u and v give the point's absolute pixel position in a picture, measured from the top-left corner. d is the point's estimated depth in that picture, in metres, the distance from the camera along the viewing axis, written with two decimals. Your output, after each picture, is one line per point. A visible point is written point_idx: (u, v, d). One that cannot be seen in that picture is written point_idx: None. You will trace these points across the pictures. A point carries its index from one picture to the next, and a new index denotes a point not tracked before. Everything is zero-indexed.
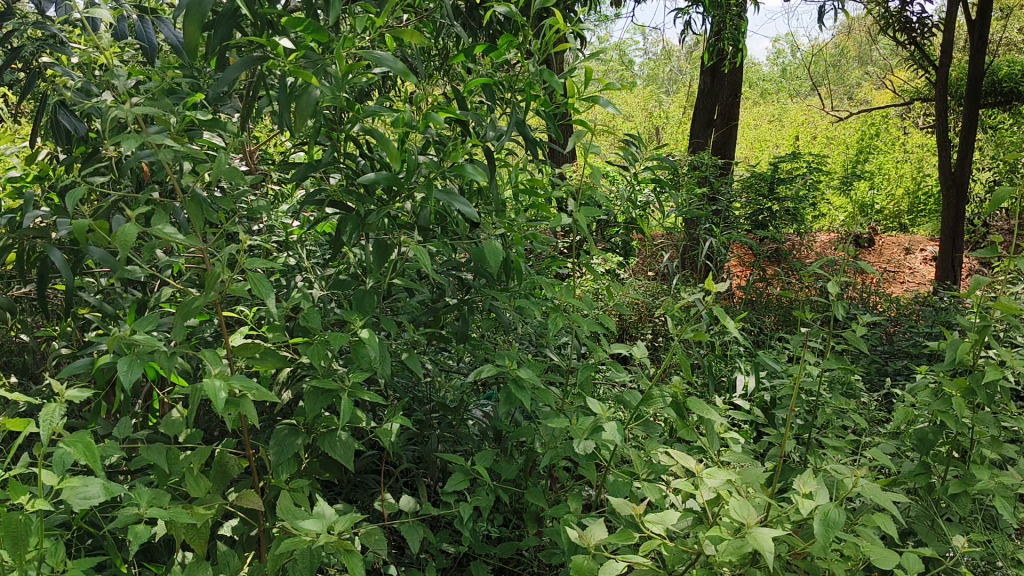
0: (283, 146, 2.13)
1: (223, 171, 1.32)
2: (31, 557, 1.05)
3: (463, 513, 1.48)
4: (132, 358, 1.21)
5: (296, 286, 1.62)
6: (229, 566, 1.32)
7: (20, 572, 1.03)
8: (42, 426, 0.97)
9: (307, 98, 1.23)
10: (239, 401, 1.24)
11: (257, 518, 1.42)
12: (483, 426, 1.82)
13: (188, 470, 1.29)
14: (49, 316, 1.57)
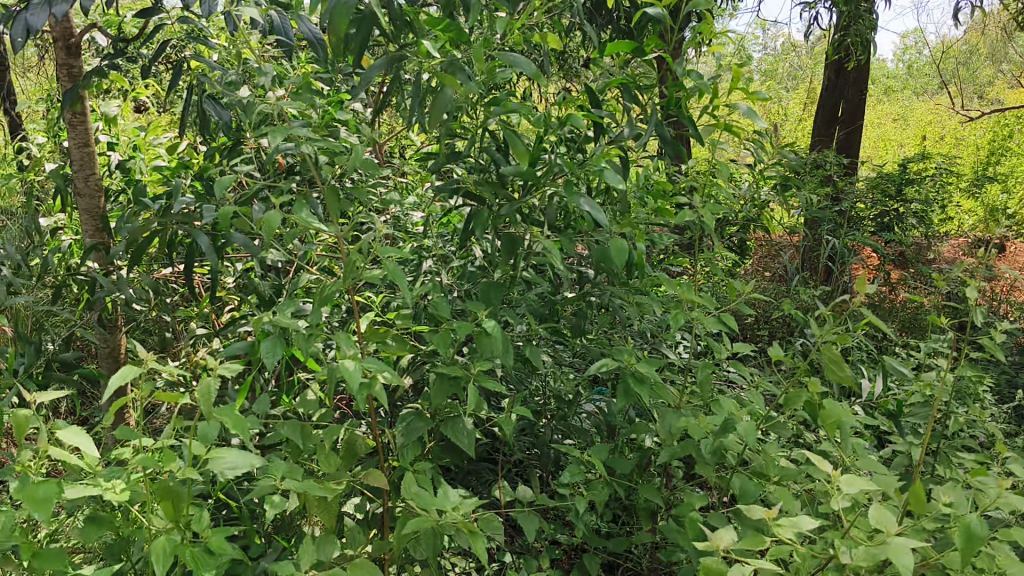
0: (410, 138, 2.17)
1: (359, 162, 1.36)
2: (178, 525, 1.11)
3: (579, 505, 1.49)
4: (275, 338, 1.27)
5: (422, 275, 1.66)
6: (354, 542, 1.37)
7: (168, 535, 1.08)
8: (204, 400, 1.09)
9: (440, 99, 1.27)
10: (368, 382, 1.28)
11: (381, 498, 1.46)
12: (597, 421, 1.82)
13: (319, 447, 1.34)
14: (191, 297, 1.64)
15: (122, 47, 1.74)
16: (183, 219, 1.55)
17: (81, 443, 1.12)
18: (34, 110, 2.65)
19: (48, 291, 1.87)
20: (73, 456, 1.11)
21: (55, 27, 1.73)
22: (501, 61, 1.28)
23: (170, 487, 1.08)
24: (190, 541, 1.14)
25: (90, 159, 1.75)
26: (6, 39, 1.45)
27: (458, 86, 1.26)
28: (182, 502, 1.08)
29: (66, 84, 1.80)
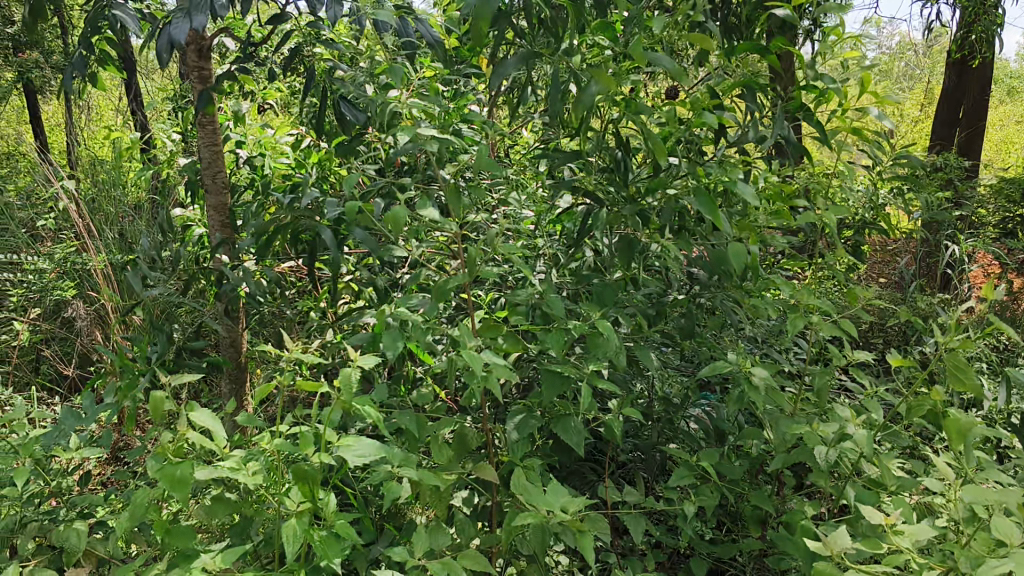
0: (522, 138, 2.19)
1: (480, 161, 1.38)
2: (303, 506, 1.16)
3: (688, 509, 1.47)
4: (395, 330, 1.30)
5: (535, 274, 1.67)
6: (465, 534, 1.39)
7: (295, 515, 1.13)
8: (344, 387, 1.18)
9: (590, 93, 1.24)
10: (484, 376, 1.31)
11: (491, 493, 1.48)
12: (706, 425, 1.80)
13: (433, 439, 1.37)
14: (312, 291, 1.70)
15: (252, 51, 1.82)
16: (306, 215, 1.60)
17: (212, 425, 1.19)
18: (164, 111, 2.79)
19: (177, 282, 1.96)
20: (208, 439, 1.17)
21: (189, 31, 1.82)
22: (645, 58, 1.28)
23: (309, 469, 1.14)
24: (313, 523, 1.18)
25: (219, 157, 1.84)
26: (152, 53, 1.52)
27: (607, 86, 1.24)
28: (321, 484, 1.14)
29: (197, 86, 1.89)
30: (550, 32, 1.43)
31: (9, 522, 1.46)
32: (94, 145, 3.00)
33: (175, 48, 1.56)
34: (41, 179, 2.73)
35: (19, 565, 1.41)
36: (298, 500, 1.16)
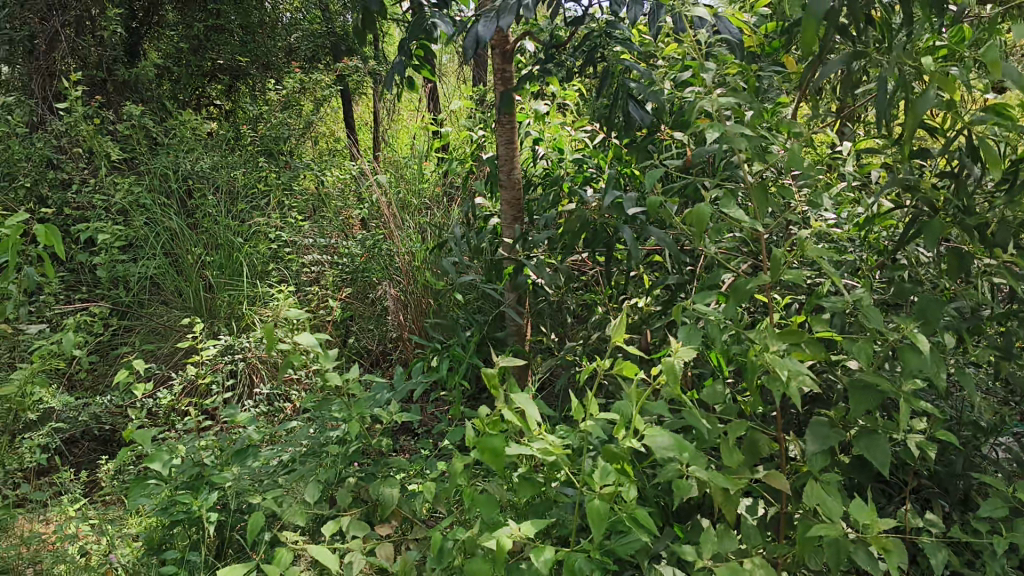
0: (827, 139, 2.10)
1: (793, 160, 1.37)
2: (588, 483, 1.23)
3: (999, 545, 1.36)
4: (694, 327, 1.34)
5: (840, 280, 1.61)
6: (752, 540, 1.38)
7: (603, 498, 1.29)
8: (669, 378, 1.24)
9: (927, 98, 1.24)
10: (785, 382, 1.27)
11: (781, 500, 1.45)
12: (1023, 456, 1.63)
13: (724, 441, 1.36)
14: (609, 281, 1.78)
15: (552, 53, 1.92)
16: (611, 211, 1.72)
17: (526, 408, 1.38)
18: (463, 111, 2.96)
19: (473, 273, 2.11)
20: (522, 418, 1.38)
21: (496, 36, 1.92)
22: (1004, 59, 1.20)
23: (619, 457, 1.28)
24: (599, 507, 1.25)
25: (515, 155, 1.95)
26: (461, 50, 1.63)
27: (942, 85, 1.21)
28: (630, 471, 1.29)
29: (500, 88, 1.98)
30: (889, 29, 1.39)
31: (332, 476, 1.66)
32: (399, 142, 3.24)
33: (480, 47, 1.67)
34: (357, 173, 3.00)
35: (340, 514, 1.62)
36: (603, 483, 1.32)
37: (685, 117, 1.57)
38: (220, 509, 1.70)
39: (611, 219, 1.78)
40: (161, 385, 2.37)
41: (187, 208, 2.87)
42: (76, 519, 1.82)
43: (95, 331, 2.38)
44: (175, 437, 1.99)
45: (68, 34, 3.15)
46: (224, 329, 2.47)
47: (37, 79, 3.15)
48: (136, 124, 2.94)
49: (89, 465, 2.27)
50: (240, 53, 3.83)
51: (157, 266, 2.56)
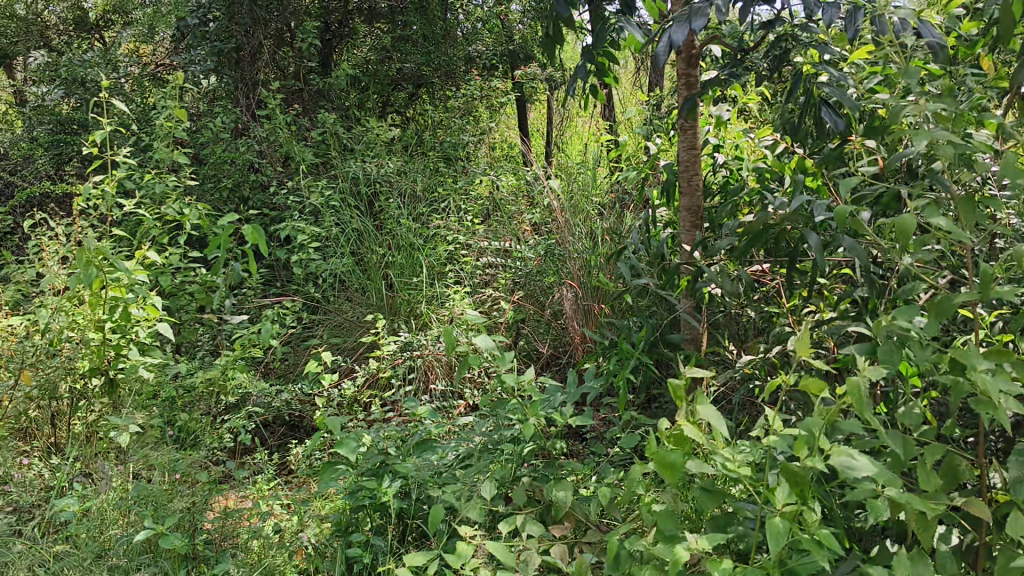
0: None
1: (1007, 168, 1.31)
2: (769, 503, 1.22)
3: None
4: (890, 344, 1.31)
5: None
6: (948, 569, 1.31)
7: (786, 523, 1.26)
8: (856, 399, 1.21)
9: None
10: (993, 405, 1.21)
11: (980, 530, 1.37)
12: None
13: (920, 463, 1.30)
14: (795, 290, 1.74)
15: (741, 57, 1.90)
16: (800, 219, 1.70)
17: (710, 418, 1.35)
18: (639, 118, 2.96)
19: (649, 279, 2.11)
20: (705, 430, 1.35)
21: (682, 41, 1.92)
22: None
23: (805, 478, 1.25)
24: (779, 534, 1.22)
25: (697, 160, 1.94)
26: (652, 57, 1.64)
27: None
28: (812, 492, 1.26)
29: (684, 93, 1.98)
30: None
31: (509, 473, 1.71)
32: (573, 150, 3.28)
33: (670, 53, 1.67)
34: (531, 178, 3.06)
35: (516, 512, 1.66)
36: (785, 501, 1.29)
37: (886, 123, 1.51)
38: (402, 497, 1.78)
39: (798, 226, 1.75)
40: (346, 376, 2.50)
41: (373, 210, 3.02)
42: (272, 496, 1.95)
43: (289, 323, 2.55)
44: (361, 427, 2.10)
45: (270, 47, 3.41)
46: (403, 327, 2.58)
47: (243, 88, 3.47)
48: (328, 130, 3.13)
49: (281, 448, 2.43)
50: (424, 62, 3.85)
51: (344, 264, 2.71)
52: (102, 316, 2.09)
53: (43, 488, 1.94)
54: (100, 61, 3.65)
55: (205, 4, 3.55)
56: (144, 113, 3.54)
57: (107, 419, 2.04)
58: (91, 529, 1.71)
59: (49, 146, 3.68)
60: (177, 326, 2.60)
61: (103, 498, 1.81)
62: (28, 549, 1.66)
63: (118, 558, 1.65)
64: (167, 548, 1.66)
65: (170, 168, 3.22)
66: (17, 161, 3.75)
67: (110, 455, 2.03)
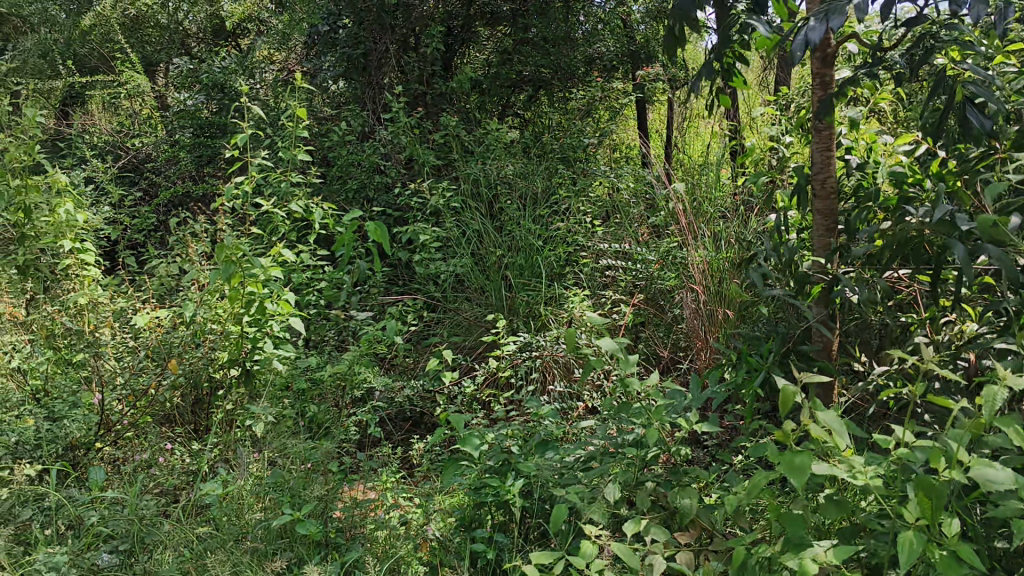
0: None
1: None
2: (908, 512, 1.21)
3: None
4: None
5: None
6: None
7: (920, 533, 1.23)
8: (990, 403, 1.26)
9: None
10: None
11: None
12: None
13: None
14: (935, 300, 1.68)
15: (880, 56, 1.83)
16: (943, 227, 1.63)
17: (835, 426, 1.37)
18: (765, 120, 2.90)
19: (776, 285, 2.06)
20: (829, 436, 1.36)
21: (818, 39, 1.86)
22: None
23: (935, 486, 1.24)
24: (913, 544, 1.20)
25: (831, 163, 1.88)
26: (787, 55, 1.60)
27: None
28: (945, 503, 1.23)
29: (818, 93, 1.92)
30: None
31: (632, 477, 1.70)
32: (695, 152, 3.24)
33: (807, 51, 1.62)
34: (652, 181, 3.04)
35: (640, 516, 1.65)
36: (916, 516, 1.27)
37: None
38: (525, 495, 1.80)
39: (940, 234, 1.68)
40: (467, 374, 2.55)
41: (493, 211, 3.05)
42: (398, 489, 2.00)
43: (410, 322, 2.63)
44: (483, 425, 2.14)
45: (395, 52, 3.52)
46: (523, 328, 2.61)
47: (370, 92, 3.61)
48: (451, 133, 3.19)
49: (404, 442, 2.50)
50: (544, 64, 3.88)
51: (465, 265, 2.76)
52: (241, 311, 2.21)
53: (187, 472, 2.05)
54: (237, 68, 3.83)
55: (334, 12, 3.68)
56: (277, 116, 3.70)
57: (245, 407, 2.15)
58: (231, 513, 1.81)
59: (190, 148, 3.88)
60: (308, 321, 2.71)
61: (242, 483, 1.91)
62: (176, 529, 1.76)
63: (256, 541, 1.74)
64: (302, 534, 1.74)
65: (301, 169, 3.35)
66: (161, 163, 3.97)
67: (246, 442, 2.14)
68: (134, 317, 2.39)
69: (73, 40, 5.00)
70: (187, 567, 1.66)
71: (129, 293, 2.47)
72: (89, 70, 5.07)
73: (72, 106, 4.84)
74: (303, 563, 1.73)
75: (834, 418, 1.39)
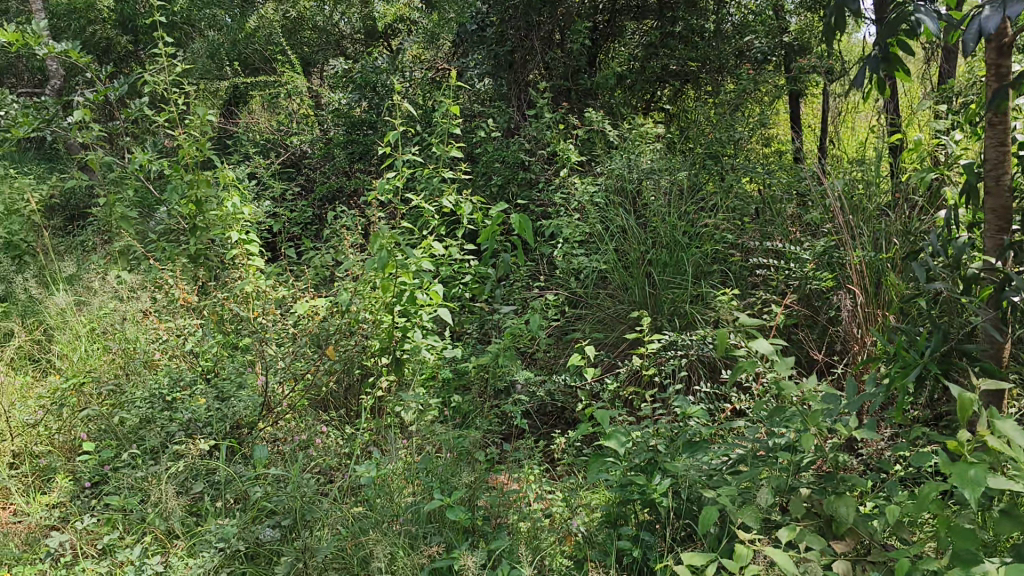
0: None
1: None
2: None
3: None
4: None
5: None
6: None
7: None
8: None
9: None
10: None
11: None
12: None
13: None
14: None
15: None
16: None
17: (1013, 436, 1.29)
18: (932, 112, 2.75)
19: (943, 286, 1.95)
20: (1006, 447, 1.28)
21: (993, 27, 1.73)
22: None
23: None
24: None
25: (1006, 159, 1.75)
26: (957, 47, 1.49)
27: None
28: None
29: (993, 84, 1.79)
30: None
31: (785, 482, 1.65)
32: (852, 146, 3.11)
33: (981, 42, 1.51)
34: (805, 176, 2.93)
35: (794, 523, 1.60)
36: None
37: None
38: (672, 495, 1.78)
39: None
40: (610, 371, 2.55)
41: (637, 206, 3.03)
42: (542, 482, 2.02)
43: (552, 316, 2.66)
44: (628, 421, 2.13)
45: (540, 50, 3.63)
46: (667, 326, 2.58)
47: (516, 90, 3.73)
48: (597, 128, 3.19)
49: (546, 434, 2.52)
50: (692, 57, 3.82)
51: (608, 261, 2.76)
52: (392, 300, 2.32)
53: (342, 453, 2.14)
54: (389, 67, 3.97)
55: (482, 12, 3.81)
56: (427, 113, 3.80)
57: (395, 394, 2.23)
58: (385, 495, 1.88)
59: (343, 144, 4.05)
60: (455, 313, 2.77)
61: (394, 467, 1.98)
62: (334, 508, 1.84)
63: (407, 524, 1.80)
64: (452, 519, 1.78)
65: (449, 165, 3.43)
66: (317, 160, 4.15)
67: (396, 429, 2.22)
68: (294, 306, 2.52)
69: (238, 41, 5.18)
70: (344, 544, 1.74)
71: (290, 282, 2.60)
72: (252, 70, 5.35)
73: (236, 105, 5.13)
74: (451, 547, 1.78)
75: (1012, 429, 1.30)
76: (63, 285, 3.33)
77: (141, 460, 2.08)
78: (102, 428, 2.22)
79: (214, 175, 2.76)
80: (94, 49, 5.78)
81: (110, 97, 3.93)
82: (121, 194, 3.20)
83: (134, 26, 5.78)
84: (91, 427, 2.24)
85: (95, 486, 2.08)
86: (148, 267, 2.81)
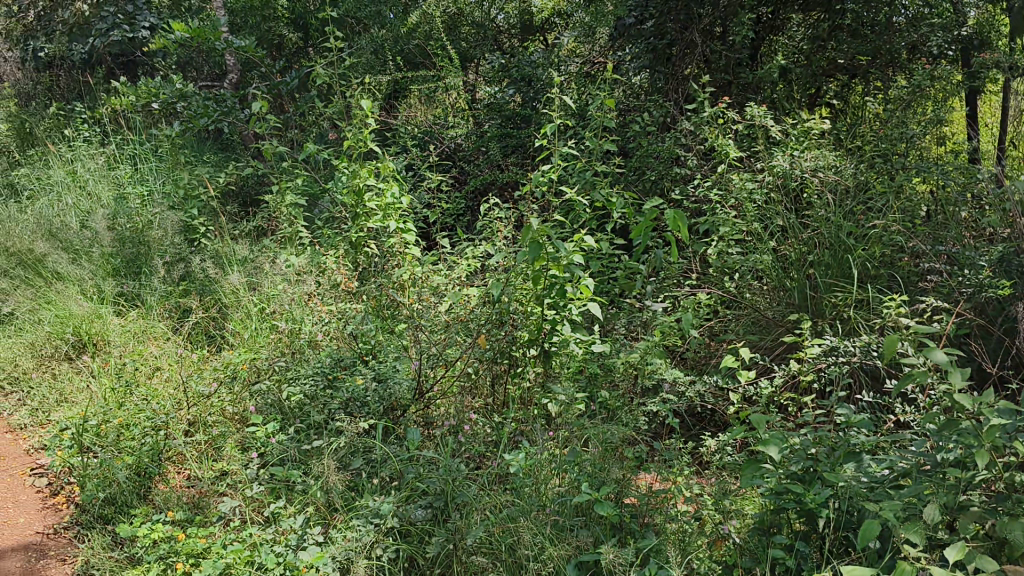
0: None
1: None
2: None
3: None
4: None
5: None
6: None
7: None
8: None
9: None
10: None
11: None
12: None
13: None
14: None
15: None
16: None
17: None
18: None
19: None
20: None
21: None
22: None
23: None
24: None
25: None
26: None
27: None
28: None
29: None
30: None
31: (956, 499, 1.54)
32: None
33: None
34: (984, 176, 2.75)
35: (964, 543, 1.49)
36: None
37: None
38: (831, 506, 1.69)
39: None
40: (764, 374, 2.47)
41: (797, 205, 2.93)
42: (692, 482, 1.99)
43: (705, 315, 2.62)
44: (783, 426, 2.06)
45: (700, 41, 3.58)
46: (827, 330, 2.48)
47: (672, 83, 3.69)
48: (757, 124, 3.11)
49: (695, 435, 2.48)
50: (861, 50, 3.66)
51: (765, 261, 2.68)
52: (542, 293, 2.30)
53: (489, 441, 2.21)
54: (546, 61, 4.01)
55: (641, 5, 3.81)
56: (582, 108, 3.82)
57: (546, 385, 2.25)
58: (534, 485, 1.90)
59: (497, 138, 4.16)
60: (605, 308, 2.77)
61: (542, 457, 1.99)
62: (483, 493, 1.88)
63: (555, 514, 1.81)
64: (599, 513, 1.78)
65: (603, 160, 3.43)
66: (472, 153, 4.24)
67: (545, 419, 2.23)
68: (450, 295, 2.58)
69: (400, 38, 5.39)
70: (493, 528, 1.77)
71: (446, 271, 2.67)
72: (413, 66, 5.52)
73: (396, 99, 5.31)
74: (599, 542, 1.77)
75: None
76: (236, 267, 3.56)
77: (304, 434, 2.21)
78: (270, 403, 2.36)
79: (378, 165, 2.87)
80: (270, 46, 6.12)
81: (282, 91, 4.16)
82: (292, 183, 3.38)
83: (305, 23, 6.08)
84: (259, 401, 2.38)
85: (261, 457, 2.21)
86: (314, 252, 2.96)
